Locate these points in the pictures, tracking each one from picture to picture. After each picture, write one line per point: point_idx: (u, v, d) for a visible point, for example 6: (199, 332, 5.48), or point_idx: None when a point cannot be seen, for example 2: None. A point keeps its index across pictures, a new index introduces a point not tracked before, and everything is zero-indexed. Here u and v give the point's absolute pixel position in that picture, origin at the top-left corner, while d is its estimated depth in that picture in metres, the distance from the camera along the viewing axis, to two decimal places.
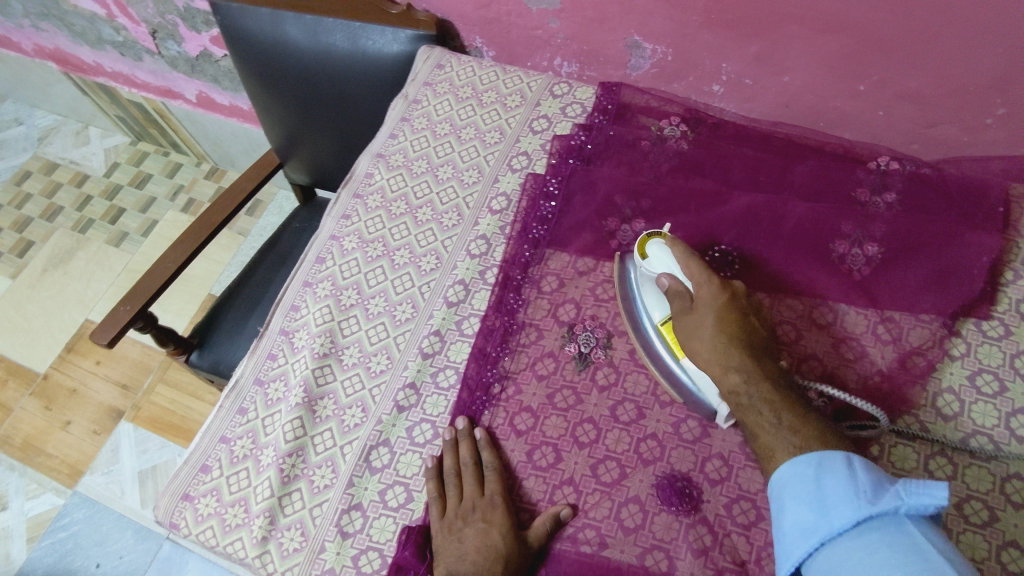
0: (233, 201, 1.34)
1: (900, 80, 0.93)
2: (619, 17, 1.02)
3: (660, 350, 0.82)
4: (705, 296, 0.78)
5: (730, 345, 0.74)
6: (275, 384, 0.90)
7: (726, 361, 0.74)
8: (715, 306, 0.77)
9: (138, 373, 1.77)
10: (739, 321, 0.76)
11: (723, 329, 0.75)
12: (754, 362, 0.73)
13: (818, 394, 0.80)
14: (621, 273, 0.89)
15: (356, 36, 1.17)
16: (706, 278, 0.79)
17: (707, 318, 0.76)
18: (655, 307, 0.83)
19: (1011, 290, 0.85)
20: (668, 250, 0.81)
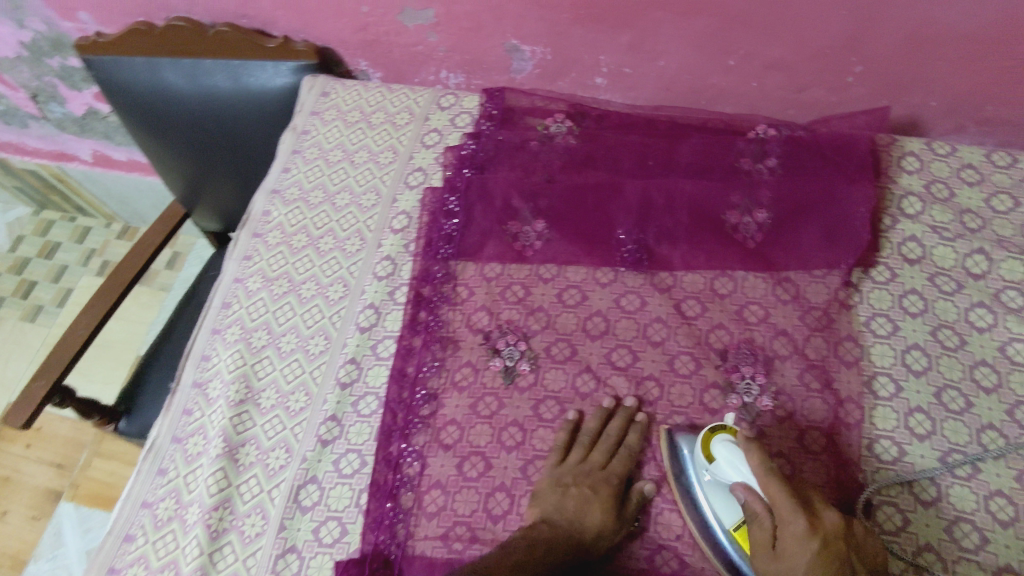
0: (142, 257, 1.27)
1: (764, 51, 0.97)
2: (492, 23, 1.03)
3: (731, 556, 0.71)
4: (792, 532, 0.63)
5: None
6: (193, 439, 0.88)
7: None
8: (807, 545, 0.62)
9: (72, 449, 1.69)
10: (840, 569, 0.61)
11: (819, 575, 0.61)
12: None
13: (742, 377, 0.83)
14: (674, 463, 0.78)
15: (238, 74, 1.17)
16: (792, 514, 0.64)
17: (796, 572, 0.62)
18: (724, 508, 0.72)
19: (892, 235, 0.90)
20: (738, 450, 0.71)
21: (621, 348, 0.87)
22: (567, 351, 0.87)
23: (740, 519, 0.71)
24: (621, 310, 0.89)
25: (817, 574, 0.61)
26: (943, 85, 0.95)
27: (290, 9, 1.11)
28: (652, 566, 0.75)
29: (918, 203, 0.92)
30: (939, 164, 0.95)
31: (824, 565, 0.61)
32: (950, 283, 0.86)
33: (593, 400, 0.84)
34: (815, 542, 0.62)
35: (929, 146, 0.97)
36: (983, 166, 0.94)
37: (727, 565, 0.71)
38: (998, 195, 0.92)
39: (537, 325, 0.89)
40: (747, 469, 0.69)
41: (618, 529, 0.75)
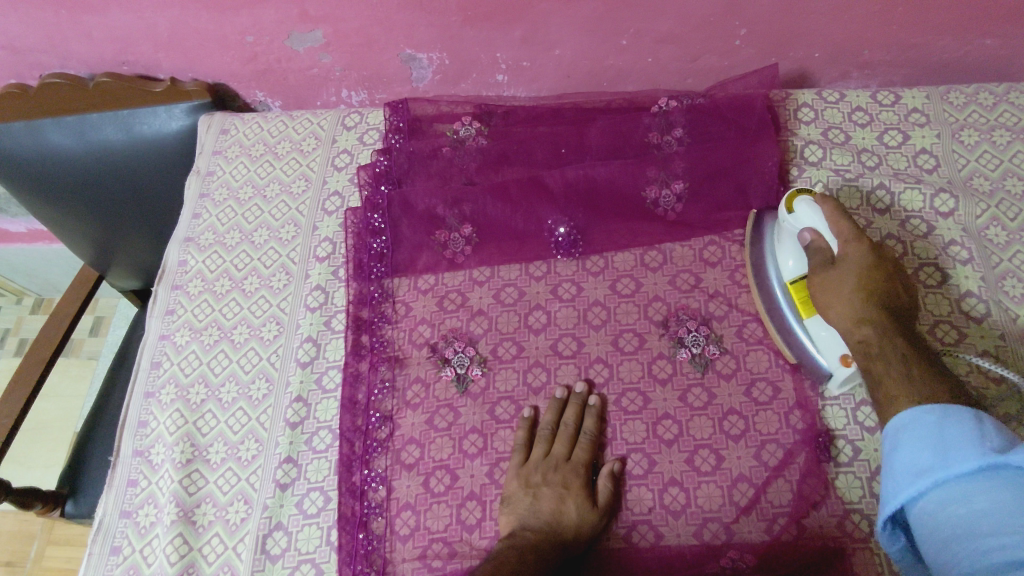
0: (58, 331, 1.19)
1: (653, 27, 0.99)
2: (384, 36, 1.02)
3: (786, 308, 0.81)
4: (849, 254, 0.75)
5: (862, 302, 0.72)
6: (144, 510, 0.83)
7: (853, 311, 0.72)
8: (859, 263, 0.74)
9: (19, 544, 1.55)
10: (885, 287, 0.73)
11: (864, 286, 0.73)
12: (877, 277, 0.73)
13: (688, 330, 0.86)
14: (754, 229, 0.88)
15: (128, 124, 1.12)
16: (854, 239, 0.76)
17: (849, 277, 0.74)
18: (791, 261, 0.81)
19: (800, 185, 0.95)
20: (821, 207, 0.78)
21: (565, 337, 0.88)
22: (514, 349, 0.87)
23: (802, 274, 0.80)
24: (560, 299, 0.90)
25: (876, 289, 0.73)
26: (822, 35, 1.00)
27: (171, 49, 1.07)
28: (630, 543, 0.76)
29: (819, 150, 0.96)
30: (831, 111, 1.00)
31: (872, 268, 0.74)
32: (860, 221, 0.91)
33: (547, 391, 0.85)
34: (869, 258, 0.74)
35: (820, 95, 1.01)
36: (871, 106, 0.99)
37: (782, 318, 0.82)
38: (888, 132, 0.97)
39: (480, 328, 0.89)
40: (824, 219, 0.78)
41: (599, 514, 0.75)
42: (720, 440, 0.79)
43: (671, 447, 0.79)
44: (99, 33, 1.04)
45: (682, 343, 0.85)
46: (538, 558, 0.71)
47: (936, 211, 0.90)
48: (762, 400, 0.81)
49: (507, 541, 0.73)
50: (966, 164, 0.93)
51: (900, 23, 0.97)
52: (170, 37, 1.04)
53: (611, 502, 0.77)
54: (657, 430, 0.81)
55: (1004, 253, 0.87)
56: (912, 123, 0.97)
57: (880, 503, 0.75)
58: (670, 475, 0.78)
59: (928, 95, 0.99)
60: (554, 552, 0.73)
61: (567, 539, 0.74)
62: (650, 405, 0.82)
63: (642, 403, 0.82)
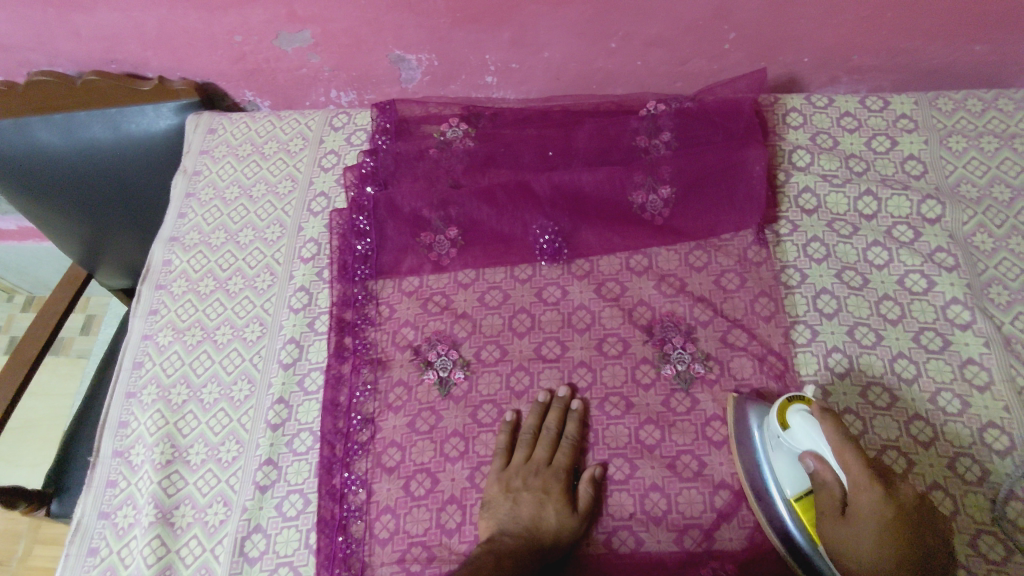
0: (45, 329, 1.19)
1: (642, 30, 0.99)
2: (372, 37, 1.02)
3: (790, 533, 0.71)
4: (864, 504, 0.64)
5: (882, 569, 0.63)
6: (122, 511, 0.83)
7: (871, 571, 0.63)
8: (877, 515, 0.63)
9: (5, 542, 1.54)
10: (906, 517, 0.63)
11: (890, 542, 0.63)
12: (897, 532, 0.63)
13: (674, 346, 0.85)
14: (739, 419, 0.77)
15: (116, 121, 1.12)
16: (867, 484, 0.64)
17: (867, 529, 0.63)
18: (789, 479, 0.71)
19: (788, 189, 0.94)
20: (817, 422, 0.68)
21: (549, 341, 0.87)
22: (497, 352, 0.87)
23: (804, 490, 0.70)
24: (544, 303, 0.90)
25: (891, 524, 0.63)
26: (811, 40, 0.99)
27: (159, 48, 1.06)
28: (611, 548, 0.75)
29: (807, 155, 0.96)
30: (820, 116, 1.00)
31: (894, 524, 0.63)
32: (846, 226, 0.90)
33: (529, 396, 0.84)
34: (882, 503, 0.63)
35: (809, 100, 1.01)
36: (859, 112, 0.99)
37: (784, 537, 0.71)
38: (876, 137, 0.97)
39: (464, 331, 0.88)
40: (823, 440, 0.67)
41: (579, 520, 0.75)
42: (702, 445, 0.79)
43: (653, 453, 0.79)
44: (86, 30, 1.03)
45: (668, 359, 0.84)
46: (517, 563, 0.70)
47: (922, 217, 0.90)
48: None
49: (485, 546, 0.72)
50: (954, 170, 0.93)
51: (889, 28, 0.97)
52: (159, 35, 1.04)
53: (591, 508, 0.76)
54: (639, 435, 0.80)
55: (990, 261, 0.86)
56: (900, 129, 0.97)
57: None
58: (652, 481, 0.78)
59: (917, 101, 0.99)
60: (533, 558, 0.72)
61: (546, 546, 0.73)
62: (633, 410, 0.82)
63: (624, 409, 0.82)
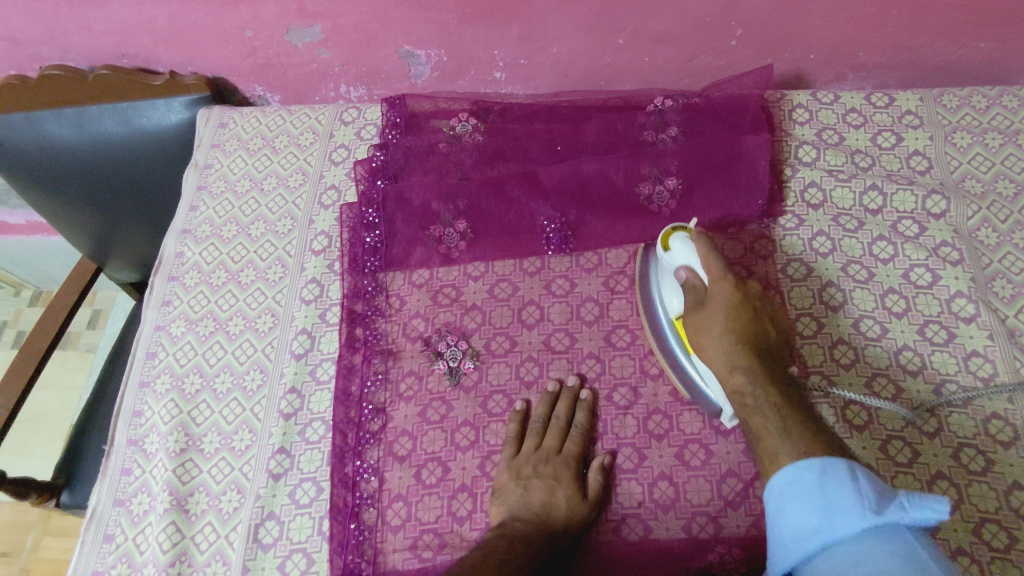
0: (56, 321, 1.20)
1: (649, 26, 1.00)
2: (381, 32, 1.03)
3: (671, 339, 0.82)
4: (719, 290, 0.77)
5: (732, 338, 0.74)
6: (137, 498, 0.84)
7: (723, 351, 0.74)
8: (729, 299, 0.77)
9: (14, 534, 1.56)
10: (752, 318, 0.76)
11: (733, 327, 0.75)
12: (750, 326, 0.75)
13: None
14: (642, 265, 0.89)
15: (128, 117, 1.13)
16: (723, 275, 0.77)
17: (717, 314, 0.76)
18: (671, 297, 0.82)
19: (794, 184, 0.95)
20: (692, 242, 0.80)
21: (558, 332, 0.88)
22: (507, 343, 0.88)
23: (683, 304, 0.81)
24: (553, 295, 0.91)
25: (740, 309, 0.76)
26: (818, 37, 1.00)
27: (171, 43, 1.07)
28: (619, 536, 0.77)
29: (813, 150, 0.97)
30: (825, 112, 1.01)
31: (744, 316, 0.76)
32: (852, 221, 0.91)
33: (538, 386, 0.85)
34: (735, 292, 0.77)
35: (814, 96, 1.02)
36: (865, 108, 1.00)
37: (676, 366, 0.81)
38: (882, 133, 0.98)
39: (474, 322, 0.90)
40: (694, 253, 0.80)
41: (590, 507, 0.76)
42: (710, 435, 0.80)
43: (661, 442, 0.80)
44: (99, 25, 1.04)
45: None
46: (528, 549, 0.71)
47: (927, 211, 0.91)
48: None
49: (497, 533, 0.73)
50: (958, 166, 0.94)
51: (895, 25, 0.98)
52: (170, 30, 1.04)
53: (601, 494, 0.77)
54: (647, 424, 0.81)
55: (994, 254, 0.87)
56: (905, 125, 0.98)
57: None
58: (659, 469, 0.79)
59: (922, 97, 1.00)
60: (545, 545, 0.73)
61: (557, 532, 0.75)
62: (641, 400, 0.83)
63: (633, 398, 0.83)
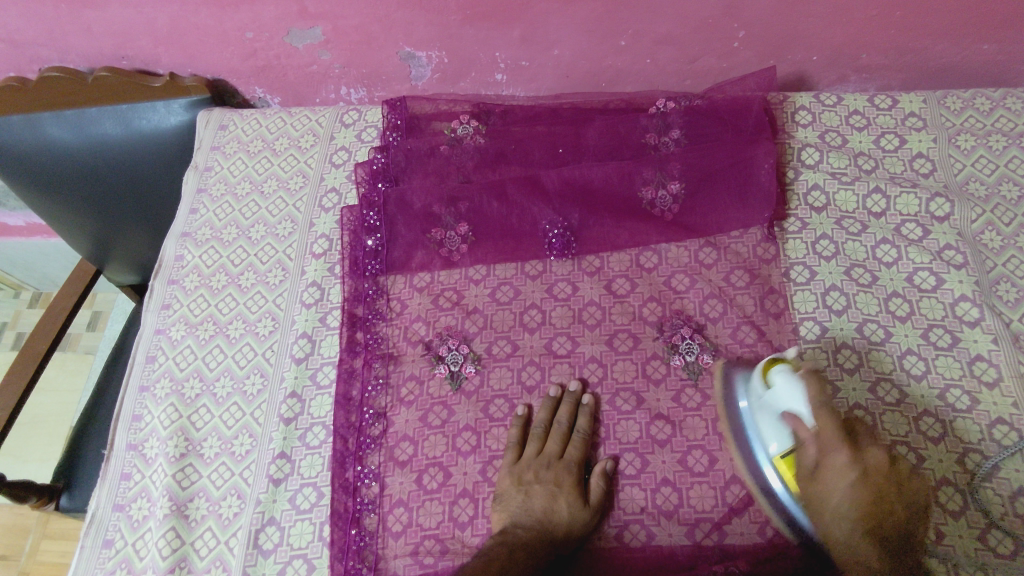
0: (55, 324, 1.20)
1: (652, 28, 0.99)
2: (382, 34, 1.02)
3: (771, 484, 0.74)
4: (835, 462, 0.69)
5: (851, 508, 0.68)
6: (137, 503, 0.84)
7: (845, 521, 0.68)
8: (847, 473, 0.68)
9: (14, 538, 1.55)
10: (879, 488, 0.68)
11: (856, 501, 0.68)
12: (868, 494, 0.68)
13: (683, 336, 0.86)
14: (724, 389, 0.81)
15: (127, 119, 1.12)
16: (837, 444, 0.69)
17: (836, 489, 0.69)
18: (773, 439, 0.74)
19: (797, 187, 0.95)
20: (799, 380, 0.73)
21: (560, 336, 0.88)
22: (509, 348, 0.87)
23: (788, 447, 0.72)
24: (555, 299, 0.90)
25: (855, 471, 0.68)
26: (820, 38, 1.00)
27: (171, 45, 1.07)
28: (622, 542, 0.76)
29: (816, 152, 0.97)
30: (828, 114, 1.00)
31: (864, 481, 0.68)
32: (855, 224, 0.91)
33: (541, 391, 0.85)
34: (856, 468, 0.68)
35: (817, 98, 1.01)
36: (868, 110, 1.00)
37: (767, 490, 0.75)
38: (885, 135, 0.98)
39: (476, 326, 0.89)
40: (803, 396, 0.72)
41: (591, 515, 0.76)
42: (713, 440, 0.80)
43: (664, 447, 0.80)
44: (98, 27, 1.04)
45: (676, 349, 0.85)
46: (529, 557, 0.71)
47: (931, 215, 0.90)
48: None
49: (497, 540, 0.73)
50: (962, 168, 0.94)
51: (898, 27, 0.97)
52: (170, 32, 1.04)
53: (602, 501, 0.77)
54: (651, 430, 0.81)
55: (999, 258, 0.87)
56: (909, 128, 0.97)
57: None
58: (663, 475, 0.79)
59: (925, 99, 0.99)
60: (546, 552, 0.73)
61: (558, 539, 0.74)
62: (644, 405, 0.83)
63: (636, 404, 0.83)
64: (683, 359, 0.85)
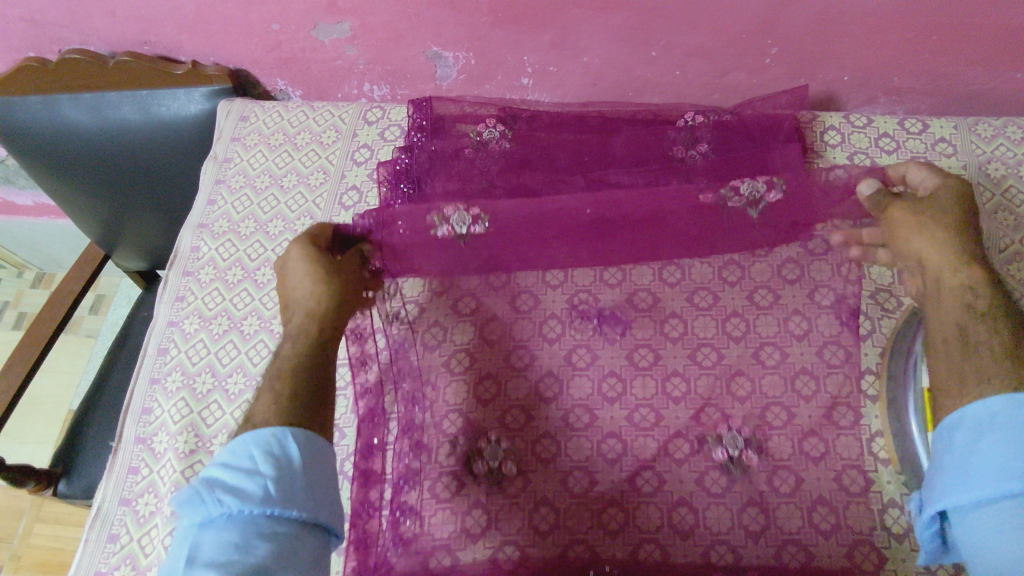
0: (61, 308, 1.18)
1: (684, 40, 0.98)
2: (411, 32, 1.01)
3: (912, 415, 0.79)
4: (942, 197, 0.81)
5: (952, 227, 0.78)
6: (143, 499, 0.82)
7: (942, 232, 0.78)
8: (952, 201, 0.80)
9: (6, 519, 1.53)
10: (970, 230, 0.78)
11: (952, 222, 0.78)
12: (958, 223, 0.78)
13: (747, 182, 0.88)
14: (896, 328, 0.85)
15: (147, 105, 1.11)
16: (947, 182, 0.82)
17: (944, 207, 0.80)
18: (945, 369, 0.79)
19: None
20: None
21: (579, 348, 0.87)
22: (527, 356, 0.87)
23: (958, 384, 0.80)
24: (574, 309, 0.89)
25: (960, 206, 0.79)
26: (853, 59, 0.99)
27: (195, 33, 1.05)
28: (635, 560, 0.76)
29: None
30: (858, 136, 0.99)
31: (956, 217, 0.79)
32: None
33: (558, 403, 0.84)
34: (959, 202, 0.80)
35: (847, 119, 1.01)
36: (897, 133, 0.99)
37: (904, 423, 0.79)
38: (915, 160, 0.96)
39: (493, 334, 0.88)
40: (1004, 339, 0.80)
41: (329, 292, 0.80)
42: (731, 462, 0.79)
43: (681, 466, 0.79)
44: (123, 11, 1.02)
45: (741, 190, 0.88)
46: (312, 349, 0.75)
47: None
48: (775, 425, 0.81)
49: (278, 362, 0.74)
50: (991, 198, 0.93)
51: (933, 51, 0.96)
52: (196, 19, 1.02)
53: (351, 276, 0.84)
54: (668, 448, 0.80)
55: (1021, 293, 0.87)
56: (938, 153, 0.96)
57: (890, 535, 0.75)
58: (678, 495, 0.78)
59: (956, 125, 0.98)
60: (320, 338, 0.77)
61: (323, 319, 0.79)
62: (661, 421, 0.82)
63: (653, 420, 0.82)
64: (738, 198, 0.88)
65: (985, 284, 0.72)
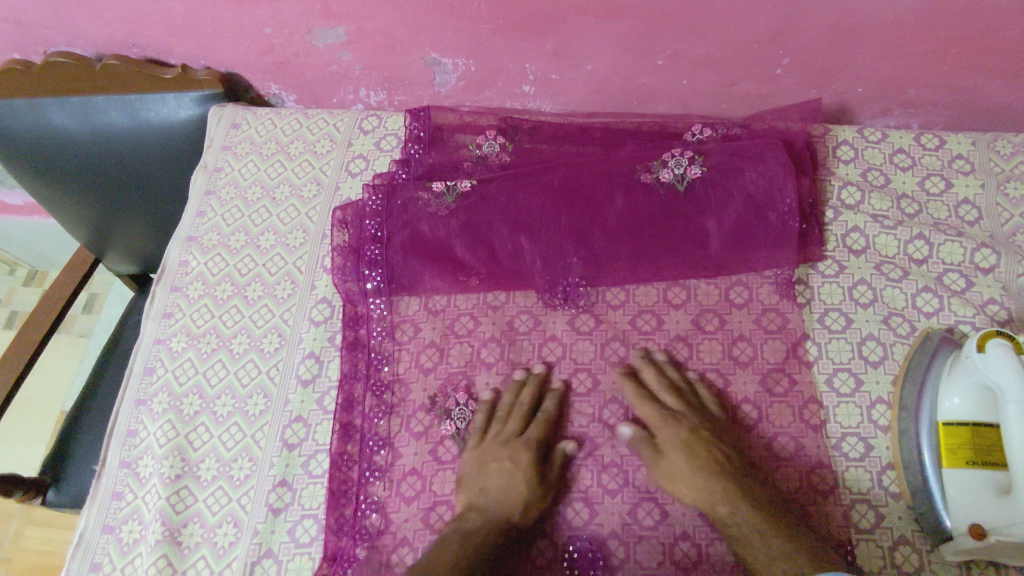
0: (51, 314, 1.15)
1: (692, 49, 0.94)
2: (408, 38, 0.97)
3: (923, 444, 0.74)
4: (669, 434, 0.78)
5: (694, 460, 0.76)
6: (127, 526, 0.80)
7: (688, 464, 0.75)
8: (680, 442, 0.77)
9: None
10: (717, 459, 0.76)
11: (701, 464, 0.75)
12: (709, 449, 0.76)
13: (673, 155, 0.91)
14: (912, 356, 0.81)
15: (136, 110, 1.06)
16: (661, 420, 0.79)
17: (675, 453, 0.77)
18: (956, 396, 0.72)
19: (833, 227, 0.91)
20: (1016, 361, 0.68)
21: (581, 372, 0.84)
22: (526, 380, 0.83)
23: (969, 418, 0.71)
24: (575, 331, 0.86)
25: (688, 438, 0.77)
26: (868, 71, 0.95)
27: (184, 35, 1.01)
28: None
29: (857, 192, 0.92)
30: (871, 151, 0.96)
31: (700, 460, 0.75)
32: (896, 270, 0.87)
33: (558, 430, 0.81)
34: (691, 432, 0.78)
35: (861, 133, 0.97)
36: (913, 149, 0.95)
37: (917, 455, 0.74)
38: (930, 177, 0.93)
39: (490, 356, 0.85)
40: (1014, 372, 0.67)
41: (540, 490, 0.76)
42: None
43: (684, 498, 0.76)
44: (109, 13, 0.98)
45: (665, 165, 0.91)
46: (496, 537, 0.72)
47: (976, 265, 0.86)
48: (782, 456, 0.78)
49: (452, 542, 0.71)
50: (1010, 218, 0.89)
51: (952, 64, 0.92)
52: (185, 22, 0.99)
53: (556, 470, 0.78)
54: None
55: None
56: (956, 171, 0.93)
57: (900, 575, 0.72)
58: (681, 529, 0.75)
59: (974, 141, 0.94)
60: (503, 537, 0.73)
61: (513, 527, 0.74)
62: (664, 451, 0.79)
63: (657, 450, 0.79)
64: (654, 178, 0.91)
65: (746, 512, 0.72)
